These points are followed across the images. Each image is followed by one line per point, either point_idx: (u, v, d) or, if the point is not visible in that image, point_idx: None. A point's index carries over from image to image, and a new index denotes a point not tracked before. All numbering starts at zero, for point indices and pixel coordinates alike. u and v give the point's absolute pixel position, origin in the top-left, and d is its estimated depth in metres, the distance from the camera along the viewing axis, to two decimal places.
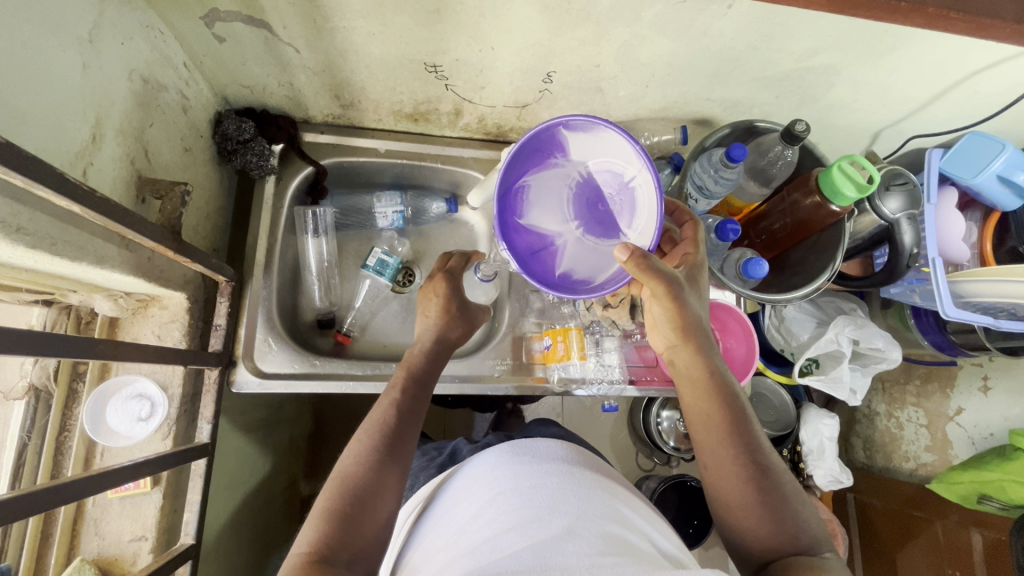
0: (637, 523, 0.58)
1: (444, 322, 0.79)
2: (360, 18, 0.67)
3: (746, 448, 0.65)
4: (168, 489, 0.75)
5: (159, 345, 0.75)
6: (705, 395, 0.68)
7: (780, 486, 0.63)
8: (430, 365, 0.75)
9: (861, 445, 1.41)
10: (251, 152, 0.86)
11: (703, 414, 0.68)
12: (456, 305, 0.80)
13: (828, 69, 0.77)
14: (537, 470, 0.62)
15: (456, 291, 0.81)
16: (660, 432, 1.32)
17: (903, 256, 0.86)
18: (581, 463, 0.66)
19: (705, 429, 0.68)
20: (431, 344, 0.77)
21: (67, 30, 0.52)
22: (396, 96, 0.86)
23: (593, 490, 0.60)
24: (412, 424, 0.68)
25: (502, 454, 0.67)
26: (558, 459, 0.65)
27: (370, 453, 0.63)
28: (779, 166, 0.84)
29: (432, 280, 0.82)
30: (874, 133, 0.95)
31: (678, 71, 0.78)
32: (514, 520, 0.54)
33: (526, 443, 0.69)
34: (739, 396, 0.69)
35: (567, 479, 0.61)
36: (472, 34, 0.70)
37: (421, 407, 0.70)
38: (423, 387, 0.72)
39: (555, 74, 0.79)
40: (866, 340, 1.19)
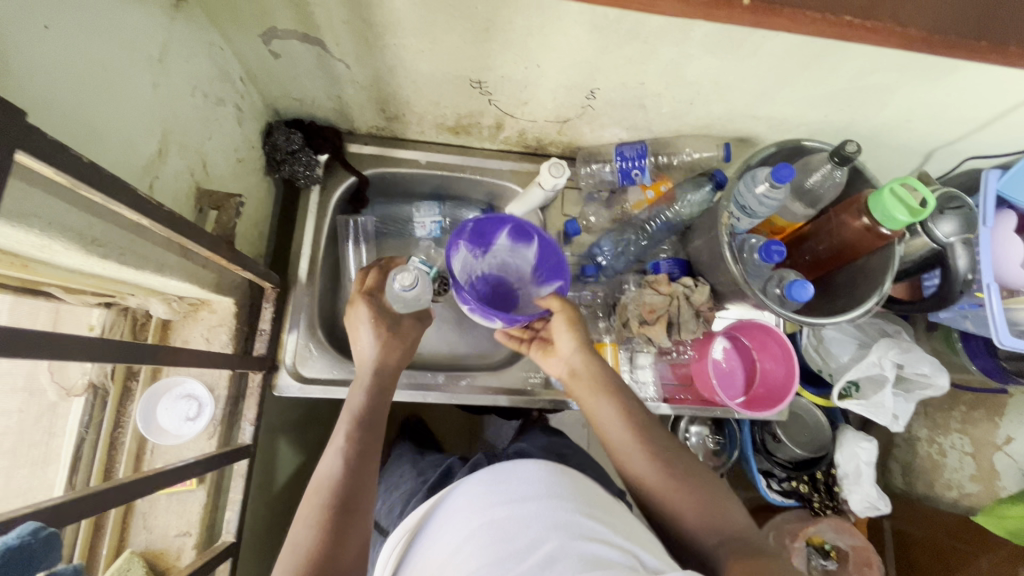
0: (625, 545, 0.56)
1: (382, 344, 0.77)
2: (410, 37, 0.69)
3: (666, 451, 0.69)
4: (211, 487, 0.78)
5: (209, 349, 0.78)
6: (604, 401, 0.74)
7: (704, 479, 0.67)
8: (372, 396, 0.72)
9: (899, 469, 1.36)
10: (298, 163, 0.89)
11: (615, 434, 0.72)
12: (389, 325, 0.78)
13: (884, 88, 0.75)
14: (514, 501, 0.60)
15: (387, 312, 0.79)
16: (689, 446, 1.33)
17: (958, 281, 0.84)
18: (563, 486, 0.63)
19: (617, 443, 0.72)
20: (373, 373, 0.74)
21: (140, 51, 0.54)
22: (439, 110, 0.88)
23: (573, 517, 0.58)
24: (363, 463, 0.65)
25: (478, 487, 0.65)
26: (535, 486, 0.62)
27: (330, 497, 0.61)
28: (826, 186, 0.81)
29: (354, 304, 0.79)
30: (927, 152, 0.92)
31: (725, 89, 0.78)
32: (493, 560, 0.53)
33: (507, 467, 0.66)
34: (641, 405, 0.74)
35: (546, 508, 0.59)
36: (519, 52, 0.71)
37: (372, 441, 0.68)
38: (368, 421, 0.70)
39: (599, 90, 0.79)
40: (912, 365, 1.14)
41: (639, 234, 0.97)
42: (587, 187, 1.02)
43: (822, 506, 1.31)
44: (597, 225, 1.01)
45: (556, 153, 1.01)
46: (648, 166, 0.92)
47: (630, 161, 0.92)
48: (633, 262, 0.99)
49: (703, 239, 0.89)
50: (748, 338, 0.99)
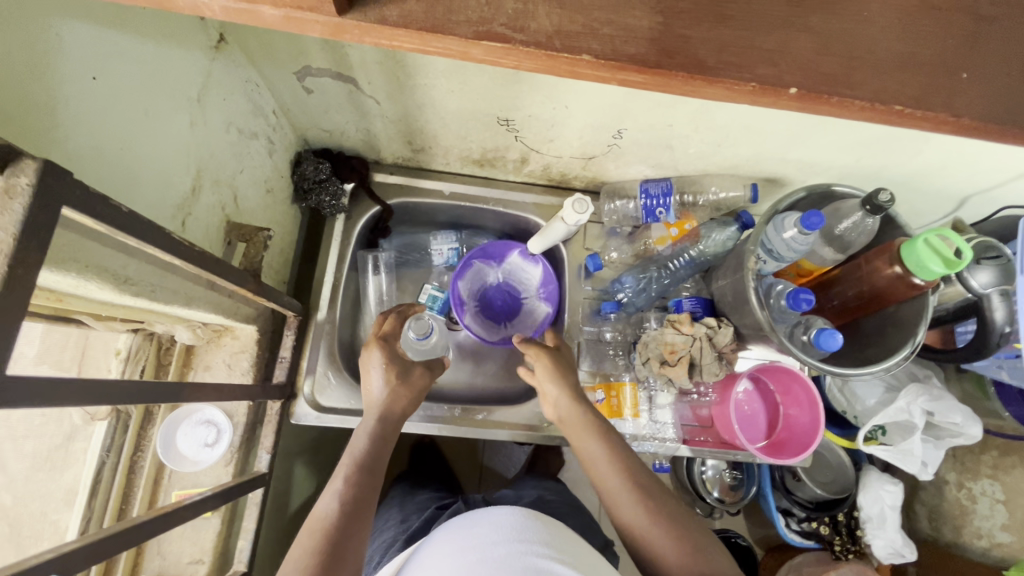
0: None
1: (390, 389, 0.76)
2: (440, 77, 0.70)
3: (640, 475, 0.67)
4: (226, 515, 0.78)
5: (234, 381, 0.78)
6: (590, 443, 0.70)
7: (670, 502, 0.65)
8: (373, 445, 0.69)
9: (926, 515, 1.31)
10: (325, 192, 0.90)
11: (593, 458, 0.70)
12: (399, 370, 0.78)
13: (919, 136, 0.73)
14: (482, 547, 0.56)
15: (397, 356, 0.79)
16: (704, 481, 1.34)
17: (994, 333, 0.81)
18: (534, 528, 0.60)
19: (591, 461, 0.70)
20: (375, 424, 0.72)
21: (180, 93, 0.56)
22: (466, 144, 0.88)
23: (544, 565, 0.54)
24: (361, 509, 0.62)
25: (449, 531, 0.62)
26: (505, 531, 0.58)
27: (322, 540, 0.58)
28: (857, 233, 0.79)
29: (366, 348, 0.80)
30: (962, 198, 0.90)
31: (754, 132, 0.77)
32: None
33: (476, 513, 0.63)
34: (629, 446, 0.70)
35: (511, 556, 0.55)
36: (548, 94, 0.71)
37: (372, 489, 0.65)
38: (370, 470, 0.66)
39: (627, 130, 0.79)
40: (942, 414, 1.10)
41: (660, 270, 0.97)
42: (610, 223, 1.00)
43: (844, 549, 1.23)
44: (618, 261, 1.00)
45: (579, 187, 1.01)
46: (673, 204, 0.91)
47: (653, 198, 0.91)
48: (654, 299, 0.98)
49: (727, 280, 0.88)
50: (772, 380, 0.97)
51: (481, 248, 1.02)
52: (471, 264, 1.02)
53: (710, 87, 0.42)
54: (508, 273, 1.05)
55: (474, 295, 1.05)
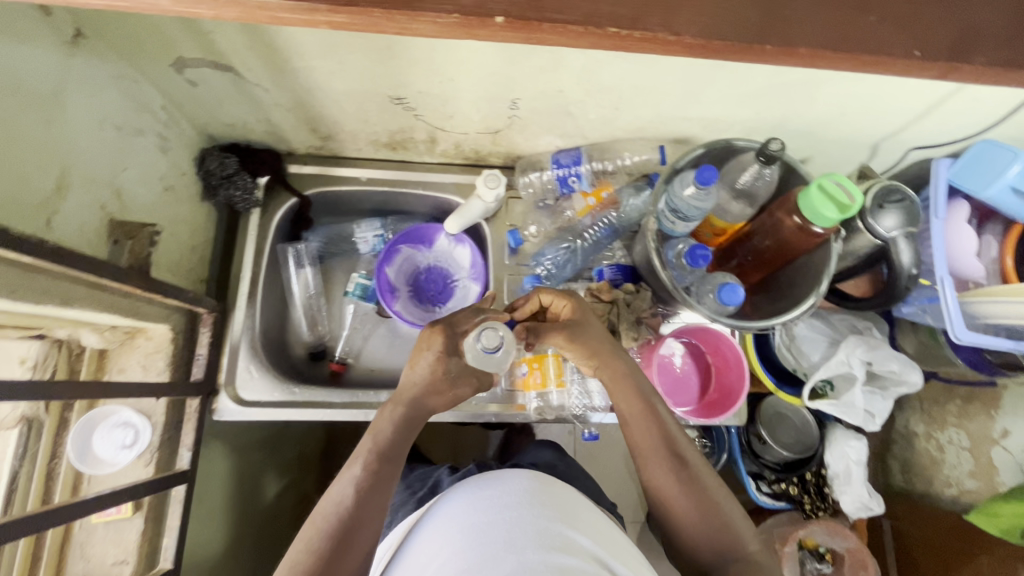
0: (589, 547, 0.66)
1: (436, 379, 0.72)
2: (316, 58, 0.69)
3: (682, 469, 0.67)
4: (150, 514, 0.79)
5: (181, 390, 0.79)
6: (663, 468, 0.68)
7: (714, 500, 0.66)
8: (399, 435, 0.69)
9: (899, 467, 1.39)
10: (234, 186, 0.89)
11: (660, 476, 0.68)
12: (454, 368, 0.73)
13: (806, 83, 0.73)
14: (502, 500, 0.71)
15: (459, 351, 0.73)
16: None
17: (903, 275, 0.81)
18: (544, 488, 0.75)
19: (641, 451, 0.70)
20: (404, 412, 0.70)
21: (28, 91, 0.55)
22: (370, 127, 0.88)
23: (549, 519, 0.68)
24: (374, 502, 0.64)
25: (479, 480, 0.77)
26: (518, 497, 0.71)
27: (335, 525, 0.61)
28: (759, 186, 0.79)
29: (432, 329, 0.74)
30: (873, 145, 0.90)
31: (645, 92, 0.76)
32: (477, 563, 0.61)
33: (497, 480, 0.76)
34: (699, 472, 0.68)
35: (523, 504, 0.70)
36: (429, 67, 0.71)
37: (389, 480, 0.66)
38: (390, 462, 0.67)
39: (520, 100, 0.79)
40: (880, 363, 1.12)
41: (578, 240, 0.97)
42: (530, 196, 0.99)
43: (814, 507, 1.27)
44: (539, 234, 0.99)
45: (498, 163, 1.00)
46: (584, 172, 0.92)
47: (564, 168, 0.92)
48: (579, 269, 0.97)
49: (641, 244, 0.88)
50: (701, 341, 0.96)
51: (403, 232, 1.02)
52: (397, 251, 1.02)
53: (493, 35, 0.46)
54: (437, 256, 1.05)
55: (404, 282, 1.04)
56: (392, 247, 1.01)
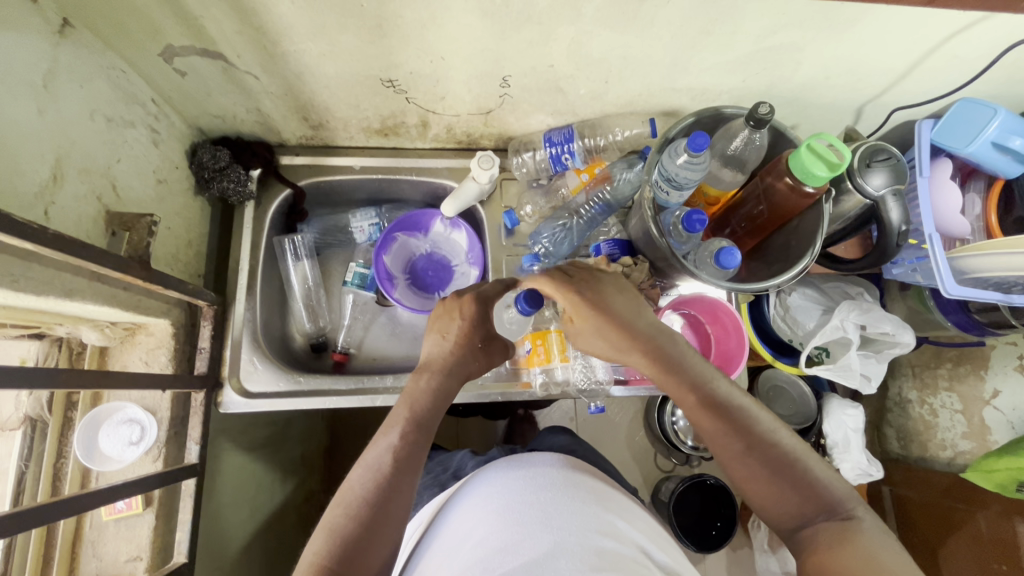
0: (629, 532, 0.71)
1: (464, 348, 0.81)
2: (307, 41, 0.69)
3: (739, 425, 0.66)
4: (161, 510, 0.78)
5: (187, 380, 0.79)
6: (723, 425, 0.67)
7: (784, 451, 0.65)
8: (433, 406, 0.75)
9: (895, 434, 1.41)
10: (228, 179, 0.89)
11: (720, 437, 0.67)
12: (479, 336, 0.82)
13: (792, 48, 0.74)
14: (536, 480, 0.76)
15: (483, 321, 0.82)
16: (676, 430, 1.40)
17: (892, 233, 0.82)
18: (577, 476, 0.80)
19: (693, 414, 0.69)
20: (438, 384, 0.77)
21: (19, 79, 0.55)
22: (361, 113, 0.88)
23: (585, 504, 0.73)
24: (410, 471, 0.68)
25: (507, 461, 0.82)
26: (550, 478, 0.76)
27: (373, 491, 0.66)
28: (750, 151, 0.81)
29: (461, 298, 0.82)
30: (857, 108, 0.92)
31: (634, 64, 0.77)
32: (517, 535, 0.67)
33: (528, 460, 0.81)
34: (765, 428, 0.66)
35: (559, 488, 0.75)
36: (419, 46, 0.71)
37: (423, 448, 0.72)
38: (424, 431, 0.73)
39: (511, 77, 0.79)
40: (873, 325, 1.14)
41: (574, 217, 0.96)
42: (524, 176, 1.00)
43: None
44: (535, 214, 1.00)
45: (489, 146, 1.01)
46: (577, 149, 0.92)
47: (557, 146, 0.92)
48: (576, 246, 0.97)
49: (637, 216, 0.88)
50: (699, 310, 0.98)
51: (397, 220, 1.04)
52: (394, 238, 1.04)
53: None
54: (433, 243, 1.07)
55: (402, 270, 1.05)
56: (387, 234, 1.02)
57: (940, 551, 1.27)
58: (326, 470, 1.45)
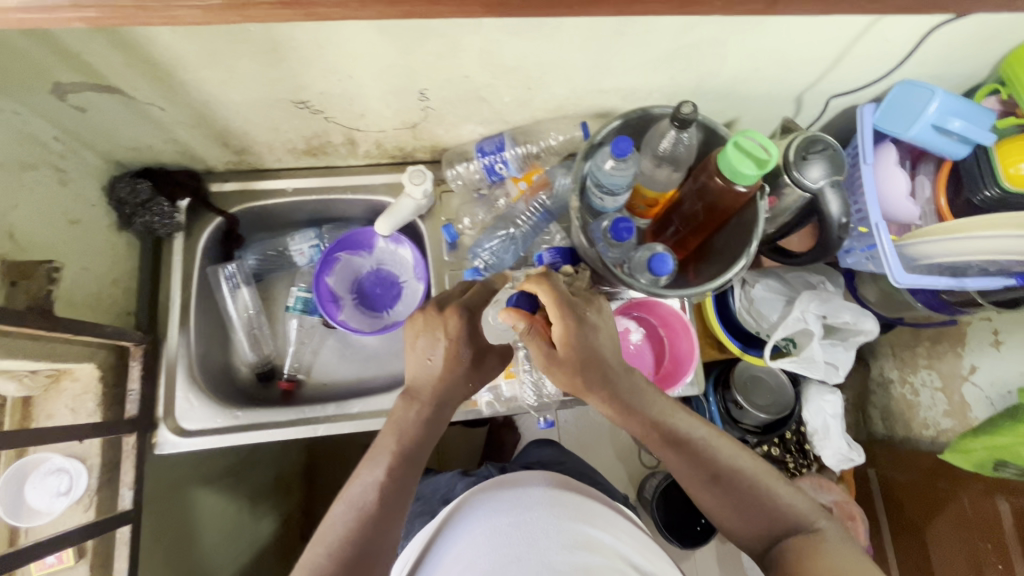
0: (608, 541, 0.74)
1: (457, 370, 0.72)
2: (201, 70, 0.67)
3: (694, 458, 0.65)
4: (95, 560, 0.75)
5: (113, 425, 0.77)
6: (680, 460, 0.65)
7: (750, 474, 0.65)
8: (422, 437, 0.70)
9: (880, 415, 1.41)
10: (152, 213, 0.87)
11: (680, 469, 0.66)
12: (473, 354, 0.73)
13: (711, 42, 0.72)
14: (523, 499, 0.76)
15: (474, 337, 0.72)
16: None
17: (834, 226, 0.80)
18: (566, 486, 0.81)
19: (656, 449, 0.67)
20: (428, 412, 0.71)
21: None
22: (283, 136, 0.85)
23: (568, 518, 0.74)
24: (396, 509, 0.66)
25: (503, 478, 0.82)
26: (537, 497, 0.77)
27: (354, 533, 0.63)
28: (681, 151, 0.78)
29: (444, 314, 0.72)
30: (796, 98, 0.89)
31: (553, 69, 0.74)
32: (502, 559, 0.68)
33: (513, 478, 0.81)
34: (726, 455, 0.65)
35: (546, 504, 0.76)
36: (321, 67, 0.68)
37: (411, 483, 0.68)
38: (413, 465, 0.69)
39: (428, 91, 0.76)
40: (833, 315, 1.12)
41: (515, 227, 0.93)
42: (463, 187, 0.97)
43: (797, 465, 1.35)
44: (475, 226, 0.97)
45: (425, 158, 0.98)
46: (509, 158, 0.90)
47: (490, 156, 0.90)
48: (522, 256, 0.94)
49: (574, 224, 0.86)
50: (651, 315, 0.97)
51: (337, 238, 1.00)
52: (337, 259, 1.01)
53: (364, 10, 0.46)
54: (380, 260, 1.04)
55: (350, 290, 1.03)
56: (329, 256, 0.99)
57: (928, 532, 1.25)
58: (305, 490, 1.43)
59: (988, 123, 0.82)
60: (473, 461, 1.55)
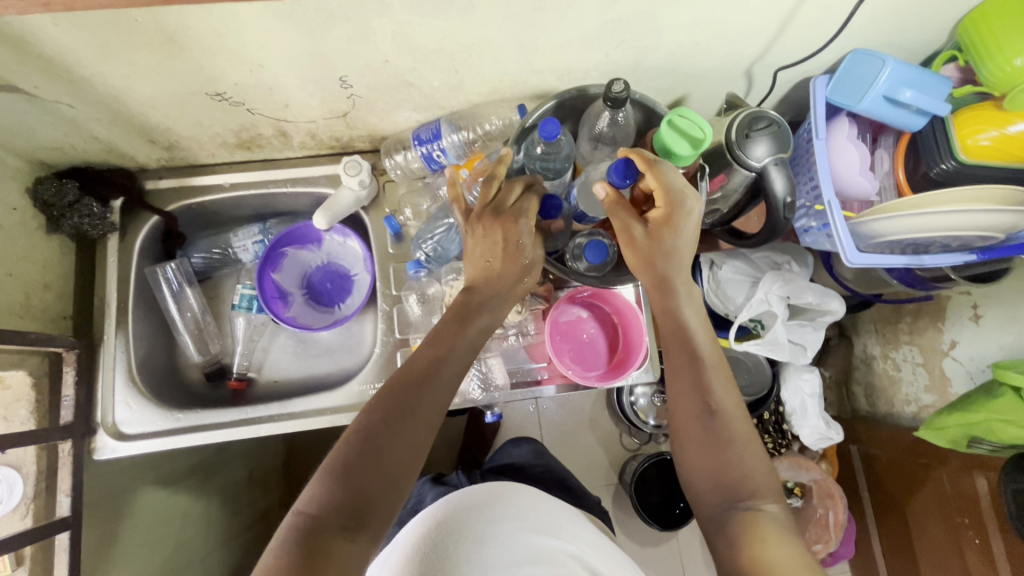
0: (568, 552, 0.75)
1: (511, 264, 0.70)
2: (101, 64, 0.64)
3: (704, 386, 0.66)
4: (35, 568, 0.75)
5: (44, 431, 0.75)
6: (687, 378, 0.67)
7: (742, 434, 0.64)
8: (464, 346, 0.68)
9: (863, 392, 1.38)
10: (80, 214, 0.84)
11: (681, 391, 0.67)
12: (522, 248, 0.70)
13: (640, 16, 0.68)
14: (488, 512, 0.75)
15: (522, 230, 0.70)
16: (637, 410, 1.37)
17: (779, 206, 0.77)
18: (528, 498, 0.81)
19: (665, 360, 0.70)
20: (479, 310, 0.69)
21: None
22: (210, 130, 0.82)
23: (531, 534, 0.74)
24: (424, 424, 0.62)
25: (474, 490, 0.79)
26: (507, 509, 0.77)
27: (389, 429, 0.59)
28: (617, 132, 0.75)
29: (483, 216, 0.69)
30: (744, 72, 0.85)
31: (478, 51, 0.71)
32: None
33: (491, 490, 0.80)
34: (734, 406, 0.66)
35: (510, 515, 0.76)
36: (229, 56, 0.65)
37: (447, 390, 0.65)
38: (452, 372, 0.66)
39: (349, 77, 0.73)
40: (797, 296, 1.09)
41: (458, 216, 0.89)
42: (403, 178, 0.95)
43: (775, 446, 1.33)
44: (418, 216, 0.94)
45: (366, 148, 0.95)
46: (448, 146, 0.86)
47: (428, 144, 0.87)
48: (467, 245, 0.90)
49: None
50: (604, 303, 0.93)
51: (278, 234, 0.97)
52: (283, 254, 0.98)
53: None
54: (327, 254, 1.01)
55: (301, 285, 1.01)
56: (273, 251, 0.96)
57: (908, 508, 1.24)
58: (282, 485, 1.43)
59: (944, 91, 0.78)
60: (451, 450, 1.55)
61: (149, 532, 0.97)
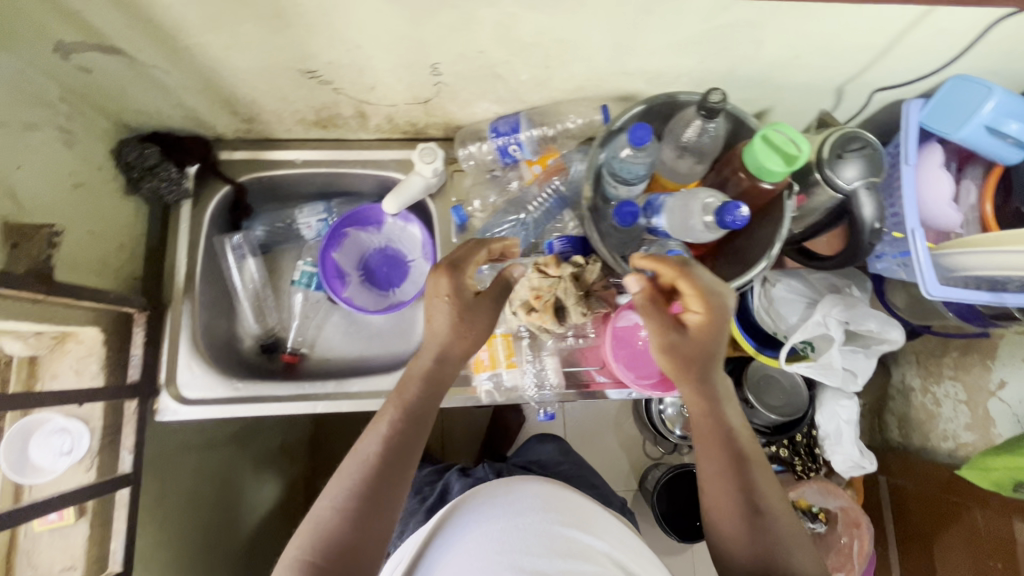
0: (601, 548, 0.70)
1: (457, 326, 0.67)
2: (206, 33, 0.64)
3: (742, 475, 0.66)
4: (95, 519, 0.77)
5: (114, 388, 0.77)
6: (728, 466, 0.66)
7: (778, 526, 0.64)
8: (426, 394, 0.68)
9: (896, 423, 1.35)
10: (159, 179, 0.85)
11: (718, 480, 0.67)
12: (470, 308, 0.67)
13: (749, 25, 0.66)
14: (513, 505, 0.72)
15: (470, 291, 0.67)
16: (665, 419, 1.34)
17: (864, 230, 0.76)
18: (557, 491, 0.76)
19: (701, 446, 0.69)
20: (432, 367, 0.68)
21: None
22: (292, 105, 0.83)
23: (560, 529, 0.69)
24: (391, 481, 0.63)
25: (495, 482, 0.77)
26: (531, 501, 0.73)
27: (360, 487, 0.62)
28: (705, 140, 0.74)
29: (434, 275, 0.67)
30: (836, 90, 0.82)
31: (575, 48, 0.70)
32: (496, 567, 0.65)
33: (517, 483, 0.77)
34: (773, 491, 0.66)
35: (537, 508, 0.72)
36: (330, 34, 0.65)
37: (414, 446, 0.66)
38: (420, 424, 0.67)
39: (441, 65, 0.72)
40: (857, 322, 1.06)
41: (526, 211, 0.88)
42: (474, 168, 0.94)
43: (805, 469, 1.30)
44: (485, 208, 0.94)
45: (437, 136, 0.95)
46: (526, 140, 0.85)
47: (505, 137, 0.85)
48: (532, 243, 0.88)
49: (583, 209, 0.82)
50: None
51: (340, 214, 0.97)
52: (345, 234, 0.99)
53: None
54: (386, 237, 1.01)
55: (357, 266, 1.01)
56: (335, 230, 0.97)
57: (935, 543, 1.20)
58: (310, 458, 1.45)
59: None
60: (476, 441, 1.55)
61: (190, 494, 0.99)
